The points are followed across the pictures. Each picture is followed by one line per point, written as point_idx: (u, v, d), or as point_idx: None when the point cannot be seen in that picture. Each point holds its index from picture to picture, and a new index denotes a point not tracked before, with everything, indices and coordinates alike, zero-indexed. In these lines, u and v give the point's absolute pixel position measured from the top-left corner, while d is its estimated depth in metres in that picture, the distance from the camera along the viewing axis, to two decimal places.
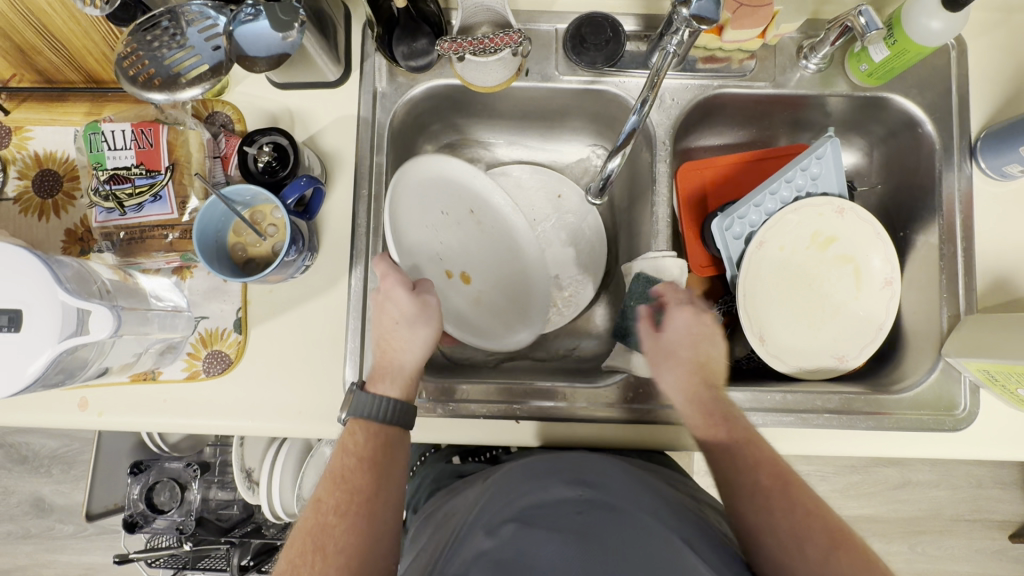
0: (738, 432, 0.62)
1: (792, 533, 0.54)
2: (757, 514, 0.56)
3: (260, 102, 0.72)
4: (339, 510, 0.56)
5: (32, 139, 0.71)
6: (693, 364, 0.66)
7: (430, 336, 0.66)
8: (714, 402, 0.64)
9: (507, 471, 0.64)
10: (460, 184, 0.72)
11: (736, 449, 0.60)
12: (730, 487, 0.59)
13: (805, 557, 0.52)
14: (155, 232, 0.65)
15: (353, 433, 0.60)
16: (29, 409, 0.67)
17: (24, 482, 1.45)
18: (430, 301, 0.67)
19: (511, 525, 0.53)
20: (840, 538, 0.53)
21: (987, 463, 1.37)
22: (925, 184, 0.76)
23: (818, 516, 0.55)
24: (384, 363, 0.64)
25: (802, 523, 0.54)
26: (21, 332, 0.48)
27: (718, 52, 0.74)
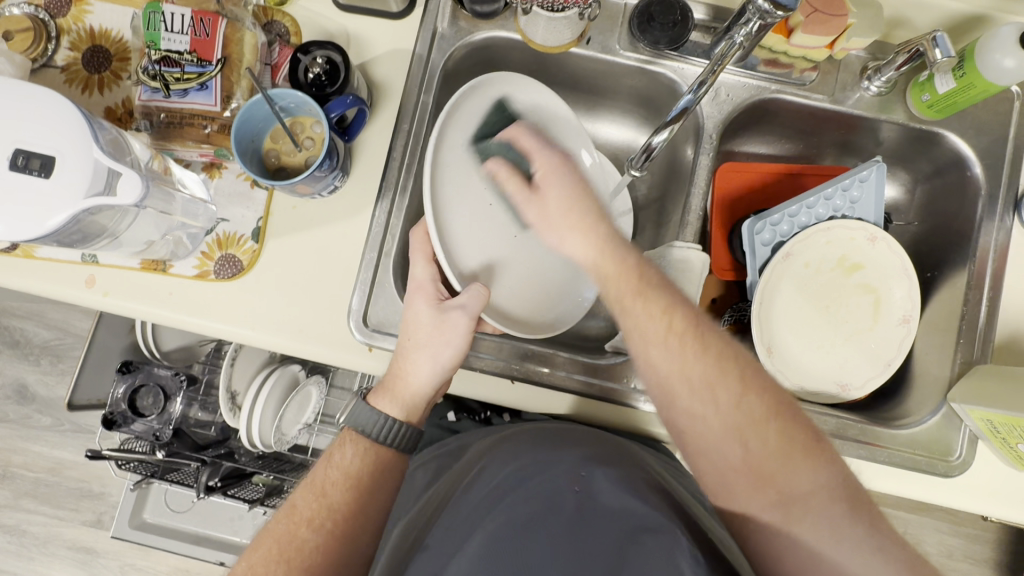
0: (654, 285, 0.56)
1: (705, 390, 0.52)
2: (670, 371, 0.53)
3: (320, 20, 0.72)
4: (313, 522, 0.56)
5: (90, 13, 0.71)
6: (588, 228, 0.59)
7: (454, 359, 0.62)
8: (661, 294, 0.55)
9: (517, 439, 0.67)
10: (515, 119, 0.73)
11: (696, 343, 0.53)
12: (644, 337, 0.54)
13: (725, 412, 0.52)
14: (193, 121, 0.65)
15: (342, 448, 0.60)
16: (33, 275, 0.67)
17: (11, 366, 1.46)
18: (458, 319, 0.61)
19: (503, 489, 0.58)
20: (759, 389, 0.53)
21: (961, 535, 1.35)
22: (964, 230, 0.75)
23: (732, 361, 0.54)
24: (395, 377, 0.63)
25: (720, 380, 0.52)
26: (51, 179, 0.48)
27: (782, 57, 0.73)
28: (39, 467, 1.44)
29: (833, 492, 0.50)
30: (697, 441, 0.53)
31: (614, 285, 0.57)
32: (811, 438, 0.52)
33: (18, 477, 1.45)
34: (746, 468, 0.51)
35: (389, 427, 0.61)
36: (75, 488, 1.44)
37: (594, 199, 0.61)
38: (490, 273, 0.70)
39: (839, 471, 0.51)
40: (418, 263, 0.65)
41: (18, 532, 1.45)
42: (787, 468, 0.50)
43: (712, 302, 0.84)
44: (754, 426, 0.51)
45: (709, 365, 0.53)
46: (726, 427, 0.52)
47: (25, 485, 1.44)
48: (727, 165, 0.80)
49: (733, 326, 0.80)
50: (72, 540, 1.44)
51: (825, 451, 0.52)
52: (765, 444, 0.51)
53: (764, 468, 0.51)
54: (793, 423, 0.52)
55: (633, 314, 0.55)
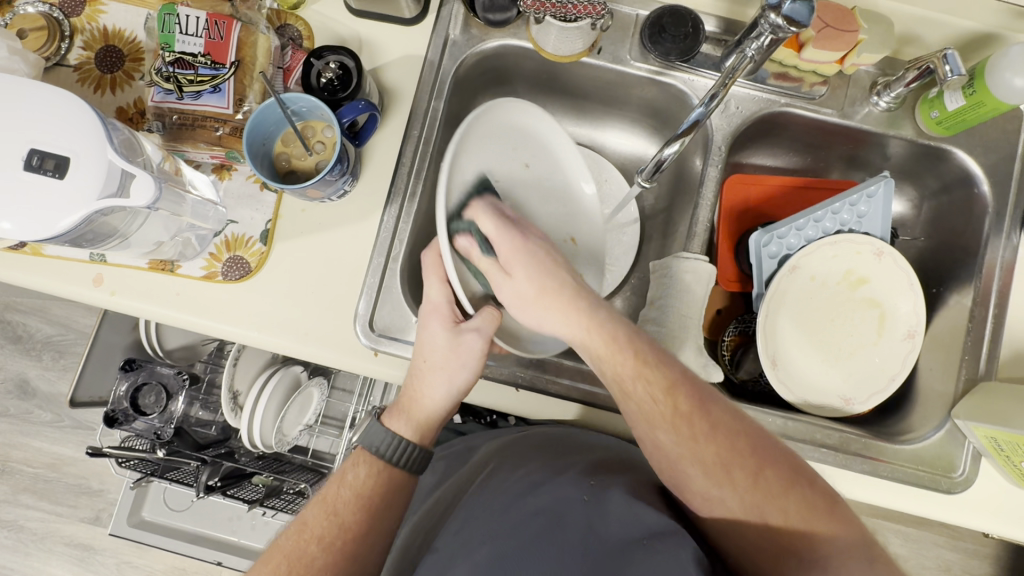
0: (650, 360, 0.55)
1: (717, 471, 0.52)
2: (680, 455, 0.53)
3: (333, 25, 0.72)
4: (323, 542, 0.56)
5: (104, 13, 0.71)
6: (572, 306, 0.58)
7: (466, 380, 0.61)
8: (651, 370, 0.55)
9: (524, 443, 0.68)
10: (512, 136, 0.70)
11: (698, 422, 0.53)
12: (649, 424, 0.54)
13: (739, 490, 0.52)
14: (205, 122, 0.65)
15: (354, 467, 0.60)
16: (41, 272, 0.67)
17: (13, 361, 1.46)
18: (472, 343, 0.60)
19: (510, 493, 0.59)
20: (771, 460, 0.52)
21: (959, 550, 1.34)
22: (970, 246, 0.75)
23: (741, 434, 0.53)
24: (408, 399, 0.62)
25: (732, 459, 0.52)
26: (65, 179, 0.48)
27: (792, 70, 0.74)
28: (38, 462, 1.44)
29: (857, 557, 0.49)
30: (718, 519, 0.54)
31: (609, 362, 0.56)
32: (830, 504, 0.51)
33: (17, 472, 1.45)
34: (769, 541, 0.51)
35: (402, 448, 0.60)
36: (74, 485, 1.44)
37: (567, 272, 0.61)
38: (500, 294, 0.67)
39: (860, 534, 0.51)
40: (433, 284, 0.62)
41: (16, 528, 1.45)
42: (810, 541, 0.50)
43: (718, 312, 0.84)
44: (772, 501, 0.51)
45: (717, 445, 0.52)
46: (744, 505, 0.52)
47: (24, 480, 1.44)
48: (735, 177, 0.80)
49: (737, 337, 0.80)
50: (70, 536, 1.43)
51: (842, 515, 0.51)
52: (784, 516, 0.51)
53: (784, 540, 0.50)
54: (810, 489, 0.52)
55: (632, 396, 0.55)
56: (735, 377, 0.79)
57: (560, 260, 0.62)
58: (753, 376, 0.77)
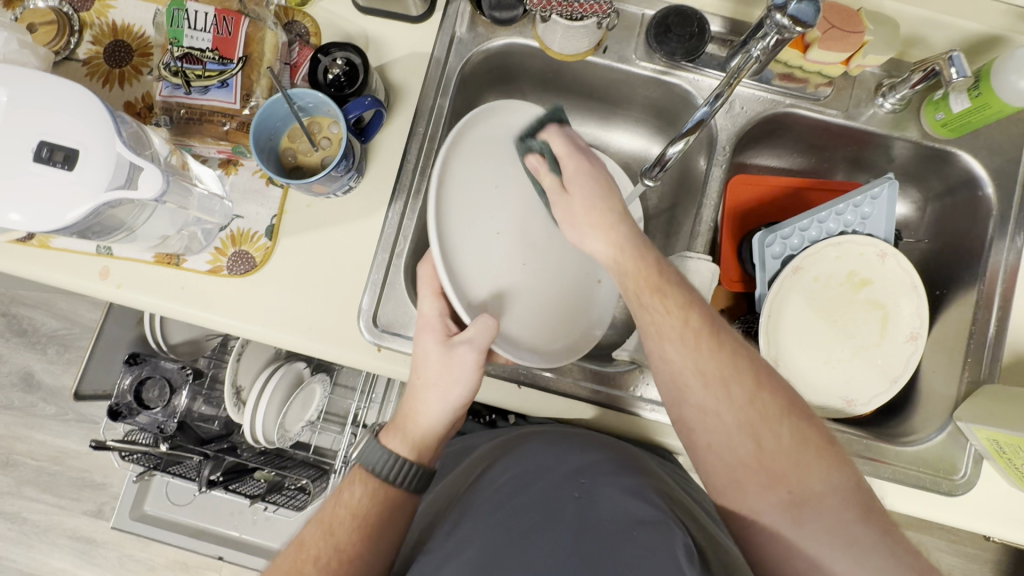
0: (672, 282, 0.56)
1: (720, 386, 0.53)
2: (687, 368, 0.54)
3: (340, 22, 0.73)
4: (320, 561, 0.54)
5: (114, 9, 0.72)
6: (612, 227, 0.57)
7: (462, 398, 0.59)
8: (675, 291, 0.56)
9: (524, 445, 0.67)
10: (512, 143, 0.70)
11: (713, 343, 0.54)
12: (661, 335, 0.55)
13: (737, 408, 0.52)
14: (212, 117, 0.66)
15: (351, 485, 0.59)
16: (47, 265, 0.67)
17: (18, 354, 1.47)
18: (465, 356, 0.58)
19: (505, 493, 0.58)
20: (772, 388, 0.54)
21: (961, 554, 1.34)
22: (974, 248, 0.75)
23: (746, 359, 0.55)
24: (405, 417, 0.61)
25: (735, 378, 0.53)
26: (74, 171, 0.49)
27: (798, 71, 0.73)
28: (42, 455, 1.45)
29: (839, 490, 0.51)
30: (710, 439, 0.53)
31: (631, 279, 0.56)
32: (820, 436, 0.53)
33: (21, 465, 1.45)
34: (757, 463, 0.52)
35: (399, 467, 0.59)
36: (77, 478, 1.45)
37: (618, 198, 0.60)
38: (501, 301, 0.66)
39: (847, 470, 0.52)
40: (427, 297, 0.62)
41: (19, 520, 1.45)
42: (798, 466, 0.51)
43: (721, 312, 0.84)
44: (767, 425, 0.52)
45: (723, 362, 0.53)
46: (739, 424, 0.52)
47: (27, 473, 1.45)
48: (740, 177, 0.81)
49: (739, 338, 0.80)
50: (72, 529, 1.44)
51: (832, 450, 0.52)
52: (778, 441, 0.52)
53: (773, 463, 0.51)
54: (804, 421, 0.53)
55: (649, 309, 0.55)
56: None
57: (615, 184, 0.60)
58: None
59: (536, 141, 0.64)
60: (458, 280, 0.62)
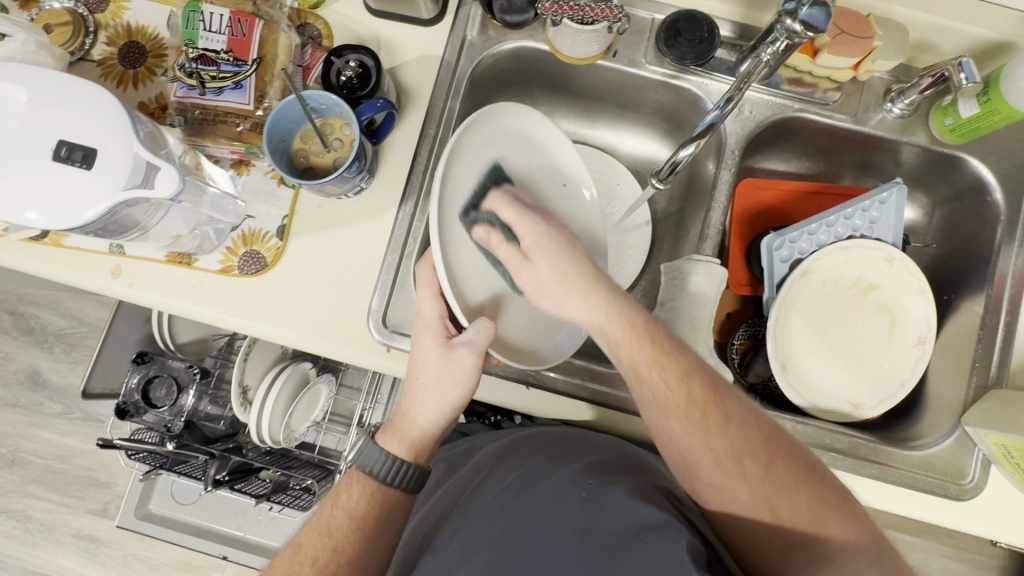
0: (668, 350, 0.55)
1: (730, 460, 0.52)
2: (692, 444, 0.53)
3: (352, 25, 0.73)
4: (318, 562, 0.55)
5: (128, 10, 0.72)
6: (592, 290, 0.57)
7: (461, 397, 0.59)
8: (671, 359, 0.55)
9: (525, 447, 0.68)
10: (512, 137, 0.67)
11: (715, 414, 0.53)
12: (664, 411, 0.54)
13: (751, 481, 0.51)
14: (226, 118, 0.66)
15: (348, 486, 0.60)
16: (60, 263, 0.68)
17: (25, 353, 1.48)
18: (465, 358, 0.57)
19: (508, 494, 0.59)
20: (784, 453, 0.52)
21: (966, 561, 1.33)
22: (982, 253, 0.75)
23: (753, 425, 0.53)
24: (404, 418, 0.61)
25: (746, 451, 0.52)
26: (92, 170, 0.49)
27: (806, 76, 0.74)
28: (47, 454, 1.46)
29: (864, 556, 0.49)
30: (727, 511, 0.52)
31: (624, 350, 0.56)
32: (837, 496, 0.51)
33: (27, 463, 1.46)
34: (775, 533, 0.50)
35: (398, 467, 0.59)
36: (82, 476, 1.45)
37: (588, 260, 0.59)
38: (496, 305, 0.65)
39: (868, 533, 0.50)
40: (426, 298, 0.61)
41: (24, 518, 1.46)
42: (817, 533, 0.50)
43: (728, 315, 0.84)
44: (785, 496, 0.51)
45: (731, 435, 0.52)
46: (756, 501, 0.51)
47: (33, 471, 1.46)
48: (748, 181, 0.81)
49: (747, 341, 0.80)
50: (77, 527, 1.45)
51: (852, 512, 0.51)
52: (795, 508, 0.50)
53: (793, 534, 0.50)
54: (819, 483, 0.52)
55: (649, 386, 0.54)
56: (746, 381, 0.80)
57: (580, 249, 0.60)
58: (763, 379, 0.79)
59: (482, 211, 0.63)
60: (458, 288, 0.60)
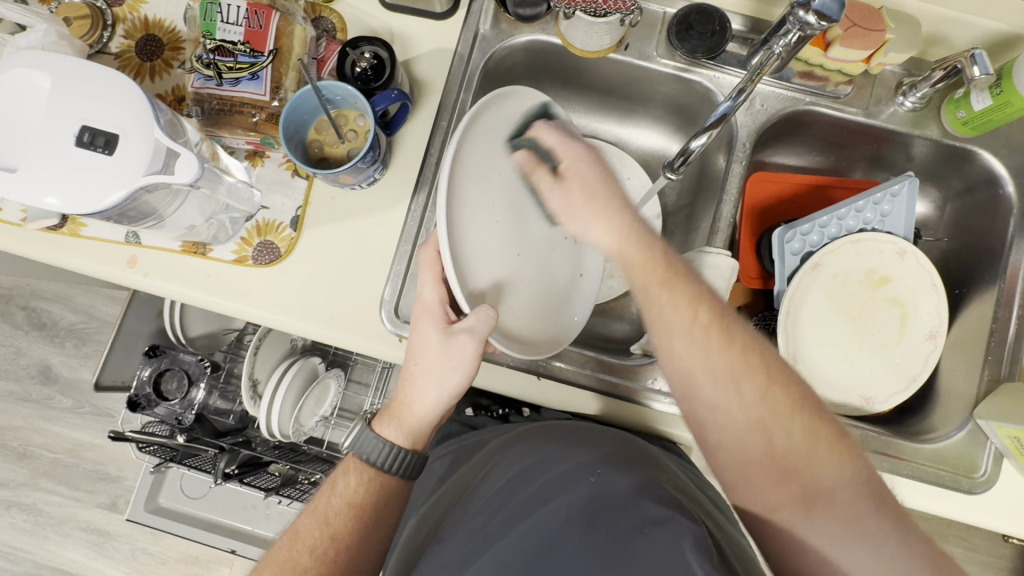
0: (680, 273, 0.55)
1: (730, 383, 0.51)
2: (696, 363, 0.52)
3: (366, 18, 0.74)
4: (315, 551, 0.56)
5: (146, 3, 0.73)
6: (613, 215, 0.57)
7: (459, 385, 0.59)
8: (682, 283, 0.54)
9: (527, 438, 0.68)
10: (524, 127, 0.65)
11: (723, 341, 0.52)
12: (670, 329, 0.53)
13: (749, 404, 0.50)
14: (243, 108, 0.67)
15: (346, 474, 0.60)
16: (77, 253, 0.69)
17: (36, 347, 1.49)
18: (464, 345, 0.57)
19: (513, 487, 0.59)
20: (784, 380, 0.52)
21: (977, 563, 1.32)
22: (994, 247, 0.75)
23: (757, 353, 0.53)
24: (399, 406, 0.61)
25: (749, 375, 0.51)
26: (114, 156, 0.50)
27: (818, 69, 0.74)
28: (58, 447, 1.47)
29: (857, 485, 0.49)
30: (718, 433, 0.52)
31: (638, 271, 0.55)
32: (833, 428, 0.51)
33: (37, 457, 1.47)
34: (769, 459, 0.50)
35: (395, 454, 0.59)
36: (92, 470, 1.47)
37: (619, 188, 0.59)
38: (499, 293, 0.61)
39: (864, 466, 0.50)
40: (427, 284, 0.60)
41: (34, 511, 1.46)
42: (811, 461, 0.49)
43: (739, 309, 0.84)
44: (781, 421, 0.50)
45: (735, 356, 0.52)
46: (752, 422, 0.50)
47: (43, 465, 1.47)
48: (761, 176, 0.81)
49: (758, 334, 0.80)
50: (87, 521, 1.46)
51: (844, 442, 0.51)
52: (790, 435, 0.50)
53: (788, 459, 0.49)
54: (817, 416, 0.51)
55: (659, 305, 0.54)
56: None
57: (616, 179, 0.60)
58: None
59: (526, 138, 0.63)
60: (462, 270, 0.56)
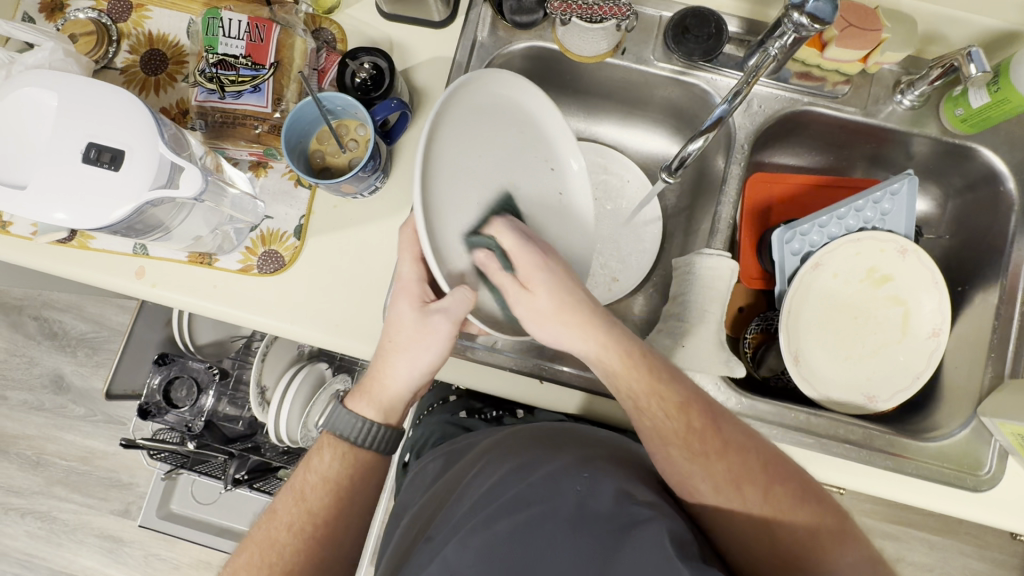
0: (667, 380, 0.56)
1: (730, 487, 0.53)
2: (692, 473, 0.54)
3: (367, 29, 0.75)
4: (292, 527, 0.58)
5: (150, 19, 0.75)
6: (590, 323, 0.57)
7: (433, 363, 0.61)
8: (670, 387, 0.56)
9: (518, 433, 0.66)
10: (499, 109, 0.65)
11: (712, 442, 0.54)
12: (663, 440, 0.55)
13: (751, 507, 0.53)
14: (245, 120, 0.68)
15: (322, 452, 0.61)
16: (87, 265, 0.70)
17: (49, 357, 1.51)
18: (438, 324, 0.58)
19: (505, 474, 0.57)
20: (781, 475, 0.54)
21: (987, 559, 1.31)
22: (996, 244, 0.75)
23: (750, 450, 0.55)
24: (371, 380, 0.62)
25: (745, 477, 0.54)
26: (120, 171, 0.51)
27: (815, 70, 0.75)
28: (71, 455, 1.49)
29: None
30: (726, 536, 0.54)
31: (625, 381, 0.56)
32: (831, 513, 0.54)
33: (51, 465, 1.49)
34: (778, 555, 0.52)
35: (369, 430, 0.61)
36: (105, 477, 1.48)
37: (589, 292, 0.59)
38: (479, 276, 0.62)
39: (865, 549, 0.53)
40: (406, 261, 0.61)
41: (49, 519, 1.48)
42: (818, 552, 0.52)
43: (741, 310, 0.85)
44: (783, 517, 0.53)
45: (729, 463, 0.54)
46: (755, 522, 0.53)
47: (57, 473, 1.49)
48: (758, 176, 0.82)
49: (760, 335, 0.80)
50: (100, 528, 1.48)
51: (843, 527, 0.53)
52: (794, 531, 0.52)
53: (795, 558, 0.52)
54: (816, 505, 0.54)
55: (649, 417, 0.55)
56: (758, 373, 0.81)
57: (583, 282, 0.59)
58: (775, 373, 0.79)
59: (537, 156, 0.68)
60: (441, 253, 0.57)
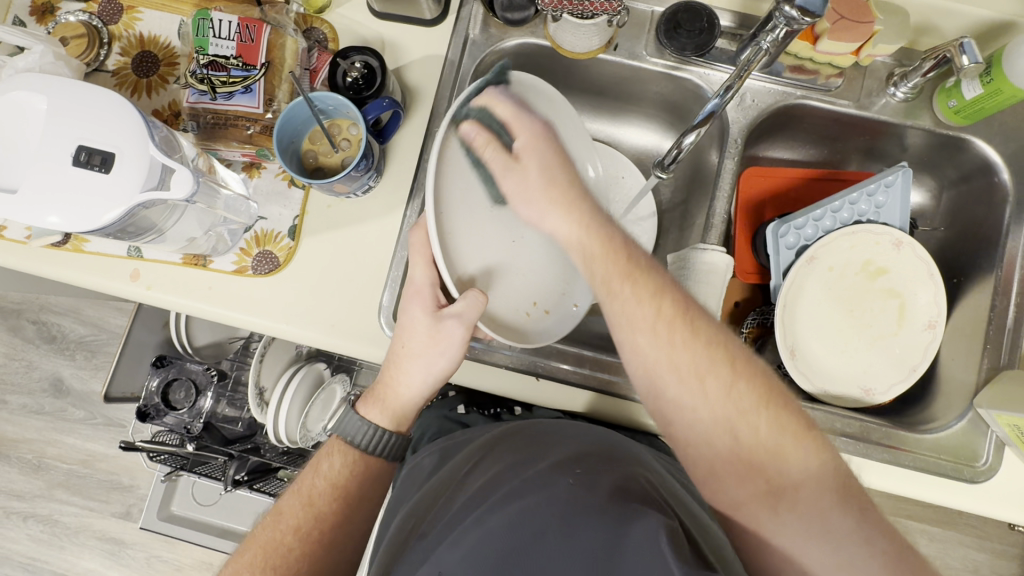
0: (644, 270, 0.55)
1: (695, 381, 0.51)
2: (658, 360, 0.52)
3: (358, 27, 0.75)
4: (297, 530, 0.58)
5: (141, 20, 0.74)
6: (573, 203, 0.58)
7: (445, 371, 0.61)
8: (643, 274, 0.55)
9: (517, 435, 0.66)
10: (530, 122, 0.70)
11: (684, 328, 0.52)
12: (631, 325, 0.53)
13: (714, 403, 0.51)
14: (237, 121, 0.68)
15: (330, 456, 0.62)
16: (82, 268, 0.70)
17: (48, 361, 1.51)
18: (451, 331, 0.59)
19: (506, 471, 0.57)
20: (747, 373, 0.52)
21: (986, 550, 1.32)
22: (991, 235, 0.75)
23: (722, 344, 0.53)
24: (383, 387, 0.63)
25: (710, 370, 0.52)
26: (110, 173, 0.51)
27: (808, 63, 0.74)
28: (71, 458, 1.49)
29: (829, 487, 0.49)
30: (684, 433, 0.52)
31: (600, 264, 0.56)
32: (798, 420, 0.51)
33: (51, 468, 1.49)
34: (736, 456, 0.50)
35: (378, 437, 0.62)
36: (105, 480, 1.49)
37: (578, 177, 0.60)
38: (490, 279, 0.66)
39: (830, 459, 0.51)
40: (419, 266, 0.62)
41: (51, 522, 1.49)
42: (776, 453, 0.50)
43: (737, 304, 0.85)
44: (744, 416, 0.51)
45: (698, 354, 0.52)
46: (718, 420, 0.51)
47: (58, 476, 1.49)
48: (752, 170, 0.82)
49: (756, 329, 0.80)
50: (102, 530, 1.48)
51: (808, 431, 0.51)
52: (756, 433, 0.50)
53: (753, 460, 0.50)
54: (783, 408, 0.51)
55: (622, 299, 0.54)
56: None
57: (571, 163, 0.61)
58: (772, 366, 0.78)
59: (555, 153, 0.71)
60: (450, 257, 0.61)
